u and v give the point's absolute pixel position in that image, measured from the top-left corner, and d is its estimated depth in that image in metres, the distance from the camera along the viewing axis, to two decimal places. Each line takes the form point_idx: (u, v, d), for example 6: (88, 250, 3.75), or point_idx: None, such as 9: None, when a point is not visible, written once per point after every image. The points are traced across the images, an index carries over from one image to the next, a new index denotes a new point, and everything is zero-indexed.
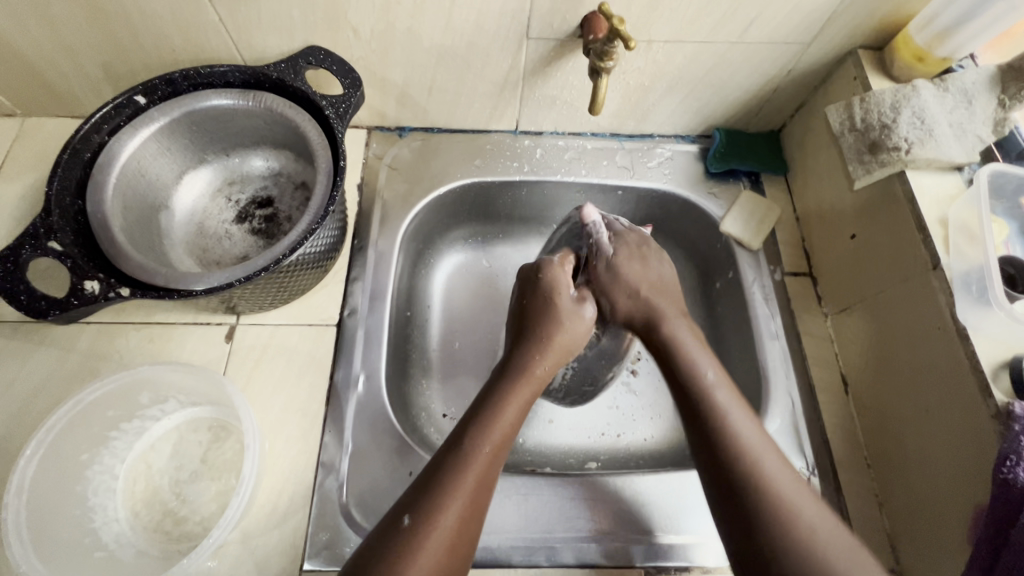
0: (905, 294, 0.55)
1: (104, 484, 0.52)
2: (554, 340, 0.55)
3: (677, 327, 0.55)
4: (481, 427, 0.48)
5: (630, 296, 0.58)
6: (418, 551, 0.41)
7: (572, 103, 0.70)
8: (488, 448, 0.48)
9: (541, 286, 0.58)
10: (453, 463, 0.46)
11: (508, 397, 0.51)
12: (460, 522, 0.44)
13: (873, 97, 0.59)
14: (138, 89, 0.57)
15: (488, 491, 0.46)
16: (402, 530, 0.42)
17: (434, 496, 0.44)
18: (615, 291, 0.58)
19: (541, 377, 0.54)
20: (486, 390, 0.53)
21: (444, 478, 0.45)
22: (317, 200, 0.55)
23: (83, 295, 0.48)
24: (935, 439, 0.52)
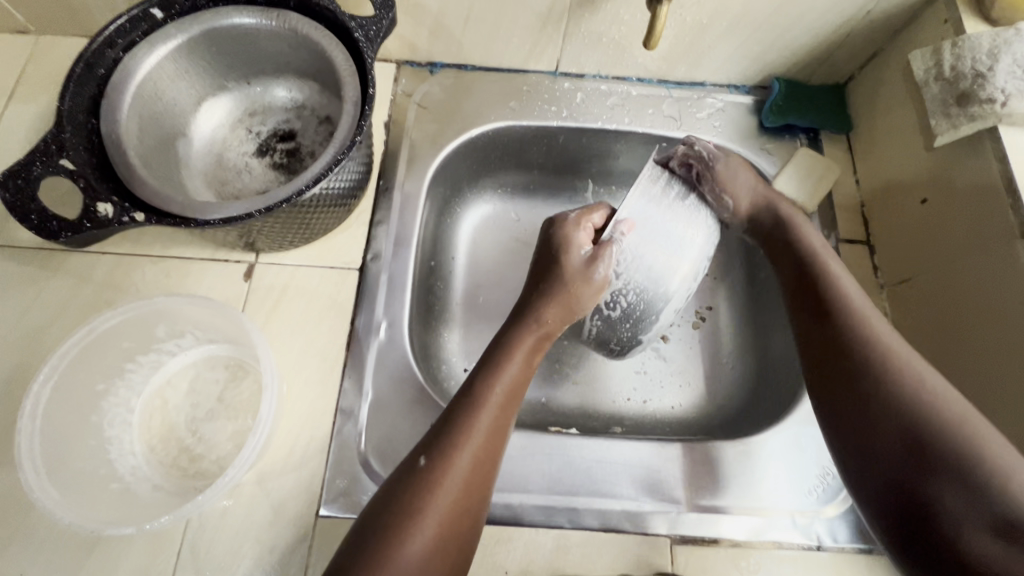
0: (983, 266, 0.50)
1: (120, 416, 0.51)
2: (559, 291, 0.55)
3: (799, 220, 0.60)
4: (491, 376, 0.48)
5: (751, 193, 0.62)
6: (435, 489, 0.41)
7: (621, 41, 0.64)
8: (500, 393, 0.48)
9: (552, 240, 0.58)
10: (468, 403, 0.46)
11: (513, 347, 0.51)
12: (483, 449, 0.44)
13: (968, 41, 0.52)
14: (155, 2, 0.53)
15: (502, 434, 0.46)
16: (416, 470, 0.42)
17: (447, 437, 0.44)
18: (737, 188, 0.61)
19: (548, 328, 0.54)
20: (495, 342, 0.53)
21: (457, 419, 0.45)
22: (343, 130, 0.51)
23: (96, 218, 0.45)
24: (1002, 424, 0.48)
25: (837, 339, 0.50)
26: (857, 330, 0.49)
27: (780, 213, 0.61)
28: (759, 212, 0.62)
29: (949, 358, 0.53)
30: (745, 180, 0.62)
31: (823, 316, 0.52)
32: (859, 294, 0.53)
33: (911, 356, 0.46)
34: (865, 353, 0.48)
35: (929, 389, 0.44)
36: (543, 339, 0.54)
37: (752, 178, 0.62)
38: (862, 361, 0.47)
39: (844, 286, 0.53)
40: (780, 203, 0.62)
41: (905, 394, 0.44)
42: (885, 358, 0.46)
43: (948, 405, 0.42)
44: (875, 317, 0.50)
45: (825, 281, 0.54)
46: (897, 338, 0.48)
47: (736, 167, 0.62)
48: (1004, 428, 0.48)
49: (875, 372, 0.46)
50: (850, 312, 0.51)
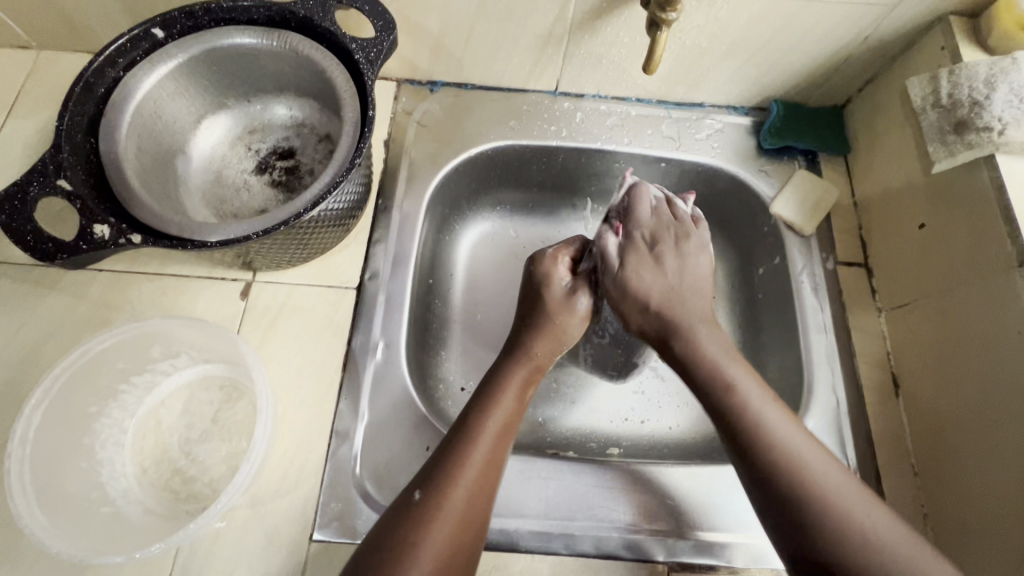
0: (980, 294, 0.50)
1: (112, 438, 0.51)
2: (545, 328, 0.55)
3: (700, 329, 0.52)
4: (486, 410, 0.48)
5: (641, 313, 0.54)
6: (431, 523, 0.41)
7: (621, 63, 0.64)
8: (494, 425, 0.47)
9: (534, 278, 0.58)
10: (462, 437, 0.46)
11: (507, 381, 0.51)
12: (477, 485, 0.44)
13: (965, 69, 0.53)
14: (156, 21, 0.53)
15: (497, 467, 0.46)
16: (411, 504, 0.42)
17: (442, 470, 0.44)
18: (625, 304, 0.54)
19: (540, 361, 0.54)
20: (488, 376, 0.52)
21: (452, 453, 0.45)
22: (342, 152, 0.51)
23: (92, 239, 0.44)
24: (999, 453, 0.48)
25: (773, 483, 0.43)
26: (791, 472, 0.43)
27: (669, 333, 0.52)
28: (649, 330, 0.54)
29: (947, 384, 0.53)
30: (653, 287, 0.54)
31: (751, 455, 0.45)
32: (777, 414, 0.46)
33: (851, 498, 0.42)
34: (807, 504, 0.41)
35: (875, 539, 0.40)
36: (534, 371, 0.53)
37: (658, 284, 0.54)
38: (808, 519, 0.41)
39: (756, 407, 0.47)
40: (693, 321, 0.52)
41: (861, 554, 0.39)
42: (831, 512, 0.41)
43: (895, 547, 0.39)
44: (802, 446, 0.44)
45: (745, 408, 0.46)
46: (827, 466, 0.43)
47: (641, 270, 0.55)
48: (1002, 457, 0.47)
49: (822, 529, 0.40)
50: (782, 455, 0.44)
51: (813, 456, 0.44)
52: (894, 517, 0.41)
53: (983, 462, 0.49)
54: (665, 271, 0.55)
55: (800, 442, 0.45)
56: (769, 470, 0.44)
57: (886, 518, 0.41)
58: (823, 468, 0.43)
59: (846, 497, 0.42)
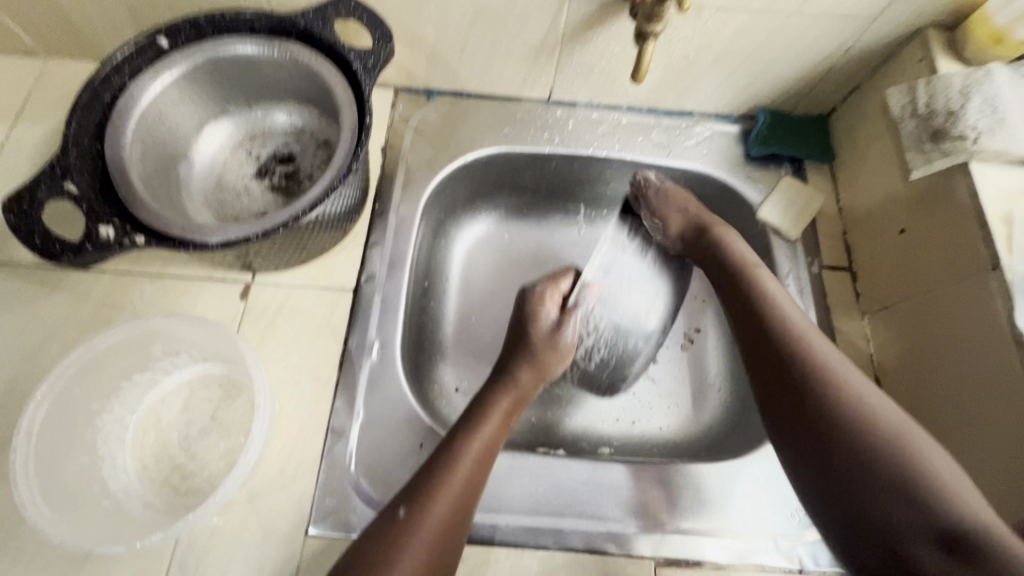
0: (957, 295, 0.52)
1: (113, 433, 0.52)
2: (529, 360, 0.59)
3: (731, 237, 0.62)
4: (469, 433, 0.50)
5: (681, 214, 0.65)
6: (411, 543, 0.42)
7: (612, 72, 0.66)
8: (478, 447, 0.49)
9: (523, 313, 0.62)
10: (446, 457, 0.48)
11: (492, 407, 0.53)
12: (456, 507, 0.45)
13: (941, 80, 0.55)
14: (161, 31, 0.55)
15: (477, 489, 0.47)
16: (395, 521, 0.43)
17: (424, 490, 0.45)
18: (668, 211, 0.66)
19: (523, 390, 0.57)
20: (476, 400, 0.54)
21: (435, 473, 0.46)
22: (340, 157, 0.52)
23: (98, 240, 0.46)
24: (975, 451, 0.49)
25: (780, 354, 0.50)
26: (799, 346, 0.50)
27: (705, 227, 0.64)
28: (687, 228, 0.65)
29: (926, 385, 0.55)
30: (689, 197, 0.67)
31: (766, 334, 0.52)
32: (797, 311, 0.54)
33: (846, 370, 0.47)
34: (806, 368, 0.48)
35: (865, 401, 0.44)
36: (517, 399, 0.56)
37: (692, 201, 0.66)
38: (805, 378, 0.47)
39: (781, 307, 0.54)
40: (718, 221, 0.64)
41: (846, 407, 0.44)
42: (825, 375, 0.47)
43: (886, 417, 0.43)
44: (813, 334, 0.51)
45: (770, 302, 0.54)
46: (833, 351, 0.49)
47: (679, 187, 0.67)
48: (979, 456, 0.49)
49: (816, 387, 0.46)
50: (794, 341, 0.50)
51: (819, 342, 0.50)
52: (900, 407, 0.45)
53: (961, 461, 0.50)
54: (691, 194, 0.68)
55: (813, 332, 0.51)
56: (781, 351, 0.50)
57: (881, 395, 0.45)
58: (828, 354, 0.49)
59: (848, 377, 0.46)
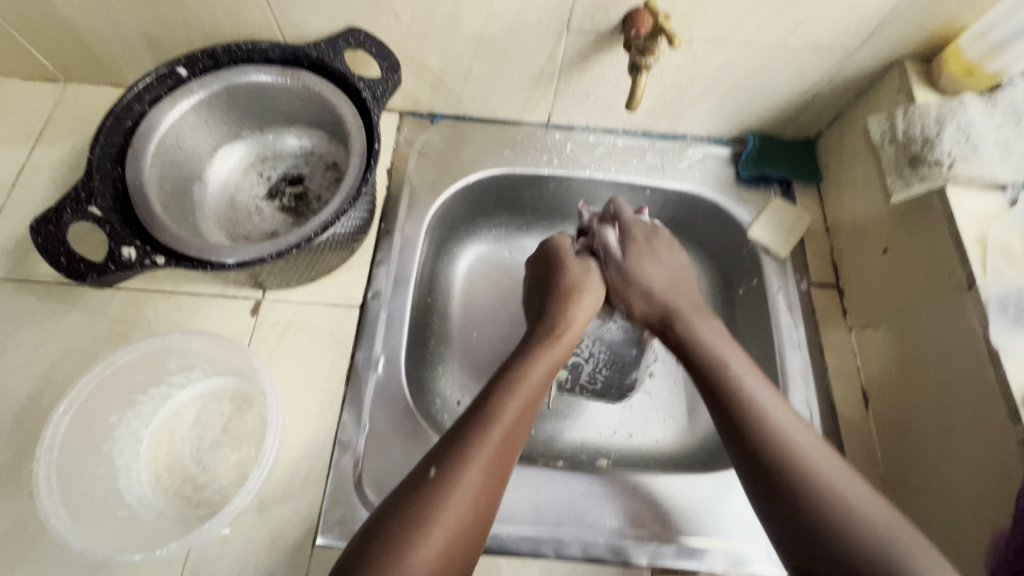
0: (937, 312, 0.55)
1: (129, 445, 0.54)
2: (569, 302, 0.61)
3: (699, 324, 0.59)
4: (507, 390, 0.51)
5: (644, 296, 0.63)
6: (445, 500, 0.43)
7: (607, 99, 0.69)
8: (516, 403, 0.51)
9: (552, 258, 0.65)
10: (481, 416, 0.49)
11: (533, 358, 0.55)
12: (491, 465, 0.47)
13: (918, 109, 0.58)
14: (180, 61, 0.58)
15: (513, 445, 0.49)
16: (429, 478, 0.45)
17: (458, 448, 0.47)
18: (631, 294, 0.64)
19: (566, 343, 0.58)
20: (514, 354, 0.57)
21: (472, 428, 0.48)
22: (349, 181, 0.55)
23: (120, 261, 0.49)
24: (956, 462, 0.51)
25: (761, 452, 0.48)
26: (781, 445, 0.48)
27: (670, 316, 0.61)
28: (652, 313, 0.63)
29: (910, 399, 0.57)
30: (655, 278, 0.64)
31: (744, 431, 0.50)
32: (775, 400, 0.51)
33: (831, 470, 0.46)
34: (791, 470, 0.46)
35: (852, 506, 0.43)
36: (562, 352, 0.58)
37: (658, 274, 0.64)
38: (794, 484, 0.45)
39: (759, 397, 0.51)
40: (686, 306, 0.62)
41: (837, 516, 0.43)
42: (811, 477, 0.45)
43: (886, 526, 0.42)
44: (796, 428, 0.49)
45: (746, 397, 0.51)
46: (815, 444, 0.48)
47: (645, 260, 0.64)
48: (959, 467, 0.51)
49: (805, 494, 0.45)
50: (778, 444, 0.48)
51: (807, 442, 0.48)
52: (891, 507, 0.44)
53: (943, 471, 0.53)
54: (661, 262, 0.65)
55: (796, 427, 0.49)
56: (767, 458, 0.47)
57: (868, 495, 0.44)
58: (815, 453, 0.47)
59: (840, 481, 0.45)
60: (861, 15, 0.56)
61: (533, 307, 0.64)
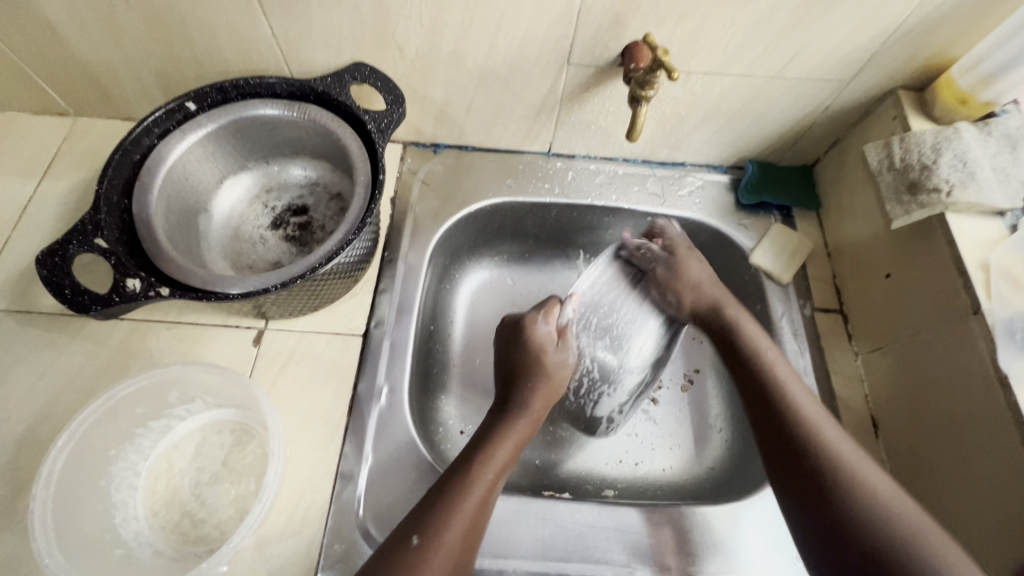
0: (943, 338, 0.54)
1: (126, 481, 0.53)
2: (540, 380, 0.60)
3: (744, 321, 0.62)
4: (479, 463, 0.51)
5: (694, 294, 0.64)
6: (424, 570, 0.43)
7: (608, 129, 0.71)
8: (490, 475, 0.50)
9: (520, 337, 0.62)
10: (457, 485, 0.49)
11: (505, 434, 0.55)
12: (464, 538, 0.46)
13: (914, 137, 0.59)
14: (189, 96, 0.59)
15: (485, 518, 0.49)
16: (409, 548, 0.44)
17: (436, 514, 0.46)
18: (681, 289, 0.65)
19: (536, 419, 0.58)
20: (483, 430, 0.56)
21: (445, 499, 0.47)
22: (354, 211, 0.56)
23: (125, 292, 0.49)
24: (971, 491, 0.50)
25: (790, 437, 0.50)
26: (808, 426, 0.50)
27: (720, 307, 0.63)
28: (700, 308, 0.64)
29: (920, 425, 0.56)
30: (701, 275, 0.65)
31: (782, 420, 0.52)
32: (804, 391, 0.54)
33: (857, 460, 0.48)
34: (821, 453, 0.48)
35: (872, 489, 0.45)
36: (529, 428, 0.57)
37: (704, 271, 0.65)
38: (822, 475, 0.47)
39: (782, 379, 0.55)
40: (732, 305, 0.63)
41: (854, 497, 0.45)
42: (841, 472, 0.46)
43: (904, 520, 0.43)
44: (821, 416, 0.51)
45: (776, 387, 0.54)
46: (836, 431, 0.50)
47: (688, 261, 0.65)
48: (974, 499, 0.50)
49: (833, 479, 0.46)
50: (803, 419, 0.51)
51: (829, 426, 0.50)
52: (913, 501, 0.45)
53: (958, 504, 0.51)
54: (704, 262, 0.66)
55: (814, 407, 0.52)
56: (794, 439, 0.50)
57: (893, 487, 0.46)
58: (835, 434, 0.50)
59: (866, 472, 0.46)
60: (853, 47, 0.58)
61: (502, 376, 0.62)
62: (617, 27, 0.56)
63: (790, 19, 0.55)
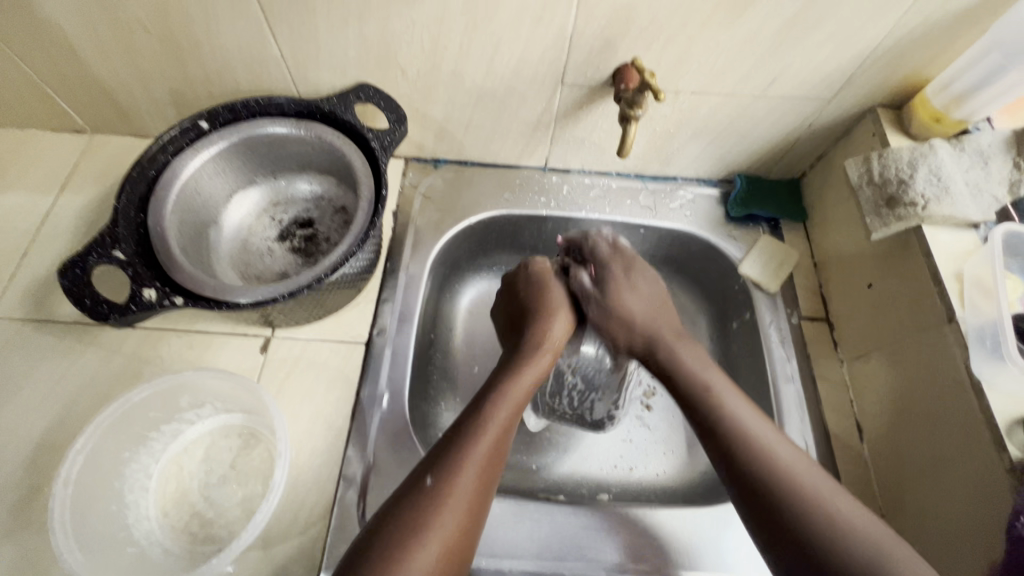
0: (921, 345, 0.57)
1: (138, 482, 0.55)
2: (544, 322, 0.62)
3: (681, 351, 0.60)
4: (493, 402, 0.53)
5: (626, 332, 0.64)
6: (442, 505, 0.45)
7: (601, 145, 0.74)
8: (502, 413, 0.52)
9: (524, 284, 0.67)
10: (471, 426, 0.50)
11: (516, 373, 0.56)
12: (481, 474, 0.48)
13: (891, 153, 0.62)
14: (202, 115, 0.62)
15: (500, 455, 0.50)
16: (424, 488, 0.46)
17: (450, 455, 0.48)
18: (613, 326, 0.65)
19: (549, 354, 0.60)
20: (495, 373, 0.58)
21: (459, 438, 0.49)
22: (358, 224, 0.58)
23: (141, 302, 0.51)
24: (949, 491, 0.52)
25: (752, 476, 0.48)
26: (767, 460, 0.49)
27: (652, 346, 0.62)
28: (634, 345, 0.64)
29: (901, 429, 0.58)
30: (635, 307, 0.65)
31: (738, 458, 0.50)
32: (745, 408, 0.54)
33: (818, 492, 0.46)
34: (774, 478, 0.47)
35: (827, 508, 0.45)
36: (543, 366, 0.59)
37: (640, 304, 0.65)
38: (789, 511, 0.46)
39: (736, 415, 0.52)
40: (667, 333, 0.62)
41: (808, 520, 0.45)
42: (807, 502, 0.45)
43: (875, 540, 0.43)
44: (770, 435, 0.51)
45: (718, 408, 0.54)
46: (796, 462, 0.49)
47: (623, 293, 0.65)
48: (952, 499, 0.52)
49: (788, 507, 0.46)
50: (759, 453, 0.49)
51: (789, 459, 0.49)
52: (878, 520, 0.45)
53: (937, 505, 0.53)
54: (641, 291, 0.66)
55: (772, 437, 0.51)
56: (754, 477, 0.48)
57: (862, 513, 0.45)
58: (793, 462, 0.49)
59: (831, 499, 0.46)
60: (832, 68, 0.61)
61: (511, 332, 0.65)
62: (607, 50, 0.59)
63: (771, 43, 0.58)
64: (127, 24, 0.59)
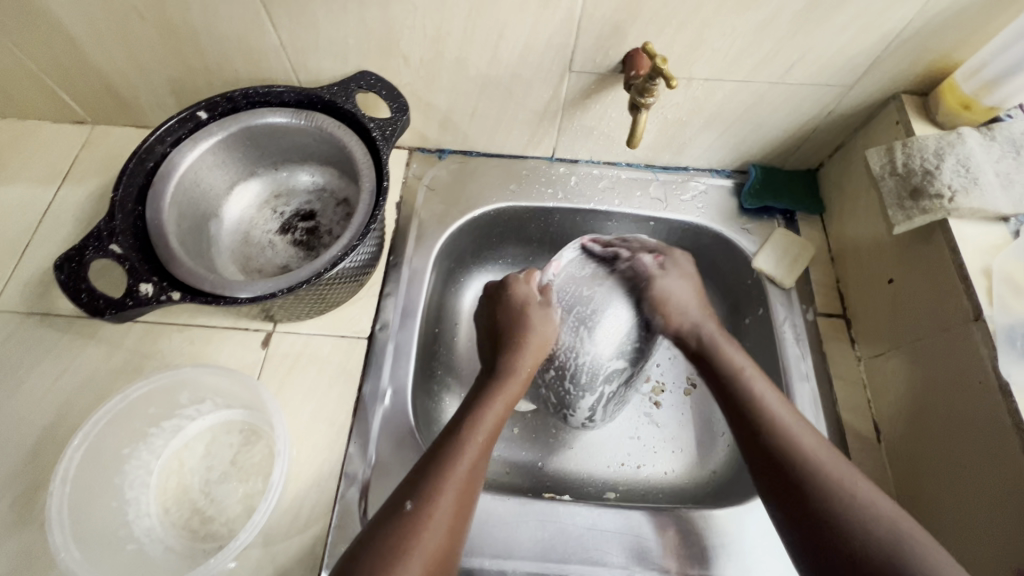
0: (944, 345, 0.54)
1: (139, 478, 0.55)
2: (525, 342, 0.60)
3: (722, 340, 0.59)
4: (469, 426, 0.52)
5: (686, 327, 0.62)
6: (421, 532, 0.44)
7: (611, 134, 0.71)
8: (481, 437, 0.51)
9: (502, 301, 0.63)
10: (447, 450, 0.49)
11: (493, 397, 0.55)
12: (458, 499, 0.47)
13: (916, 142, 0.59)
14: (201, 105, 0.60)
15: (477, 480, 0.49)
16: (403, 513, 0.45)
17: (429, 480, 0.47)
18: (670, 315, 0.63)
19: (526, 377, 0.58)
20: (471, 396, 0.56)
21: (437, 463, 0.48)
22: (359, 218, 0.57)
23: (138, 296, 0.50)
24: (971, 495, 0.50)
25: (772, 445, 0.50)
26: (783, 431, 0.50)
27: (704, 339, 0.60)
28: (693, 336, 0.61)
29: (921, 430, 0.56)
30: (687, 304, 0.63)
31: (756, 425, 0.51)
32: (784, 405, 0.52)
33: (823, 459, 0.48)
34: (812, 476, 0.47)
35: (847, 487, 0.45)
36: (518, 389, 0.57)
37: (688, 297, 0.63)
38: (814, 488, 0.46)
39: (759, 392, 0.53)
40: (713, 326, 0.61)
41: (841, 503, 0.45)
42: (830, 476, 0.46)
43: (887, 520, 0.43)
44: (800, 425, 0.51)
45: (758, 398, 0.53)
46: (806, 434, 0.50)
47: (674, 285, 0.63)
48: (975, 504, 0.50)
49: (821, 495, 0.45)
50: (773, 421, 0.51)
51: (803, 431, 0.50)
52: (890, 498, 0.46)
53: (959, 509, 0.51)
54: (684, 285, 0.64)
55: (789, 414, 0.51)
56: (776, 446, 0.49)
57: (879, 493, 0.46)
58: (803, 433, 0.50)
59: (853, 482, 0.46)
60: (855, 53, 0.58)
61: (486, 359, 0.62)
62: (618, 35, 0.57)
63: (791, 26, 0.55)
64: (123, 13, 0.58)
